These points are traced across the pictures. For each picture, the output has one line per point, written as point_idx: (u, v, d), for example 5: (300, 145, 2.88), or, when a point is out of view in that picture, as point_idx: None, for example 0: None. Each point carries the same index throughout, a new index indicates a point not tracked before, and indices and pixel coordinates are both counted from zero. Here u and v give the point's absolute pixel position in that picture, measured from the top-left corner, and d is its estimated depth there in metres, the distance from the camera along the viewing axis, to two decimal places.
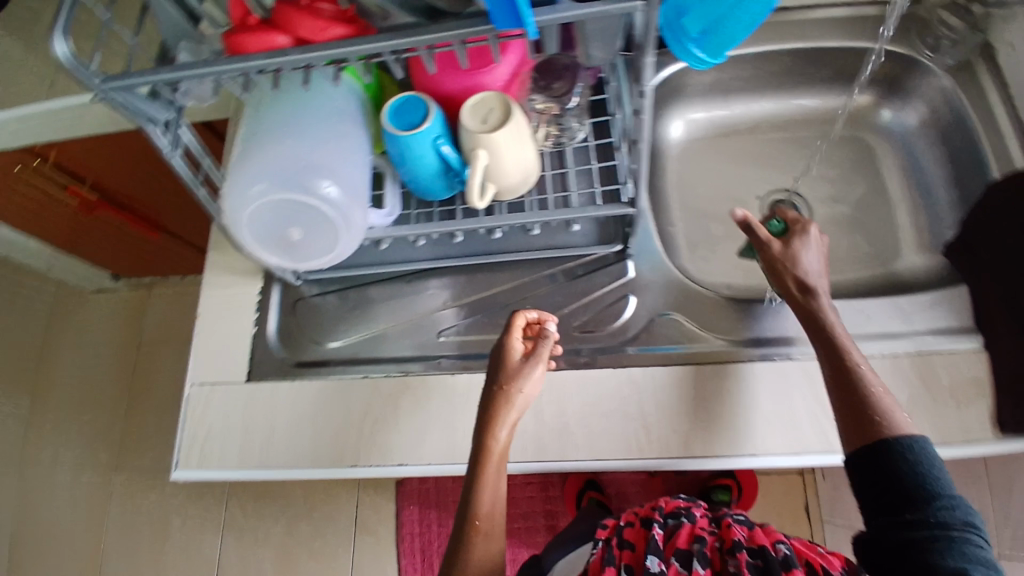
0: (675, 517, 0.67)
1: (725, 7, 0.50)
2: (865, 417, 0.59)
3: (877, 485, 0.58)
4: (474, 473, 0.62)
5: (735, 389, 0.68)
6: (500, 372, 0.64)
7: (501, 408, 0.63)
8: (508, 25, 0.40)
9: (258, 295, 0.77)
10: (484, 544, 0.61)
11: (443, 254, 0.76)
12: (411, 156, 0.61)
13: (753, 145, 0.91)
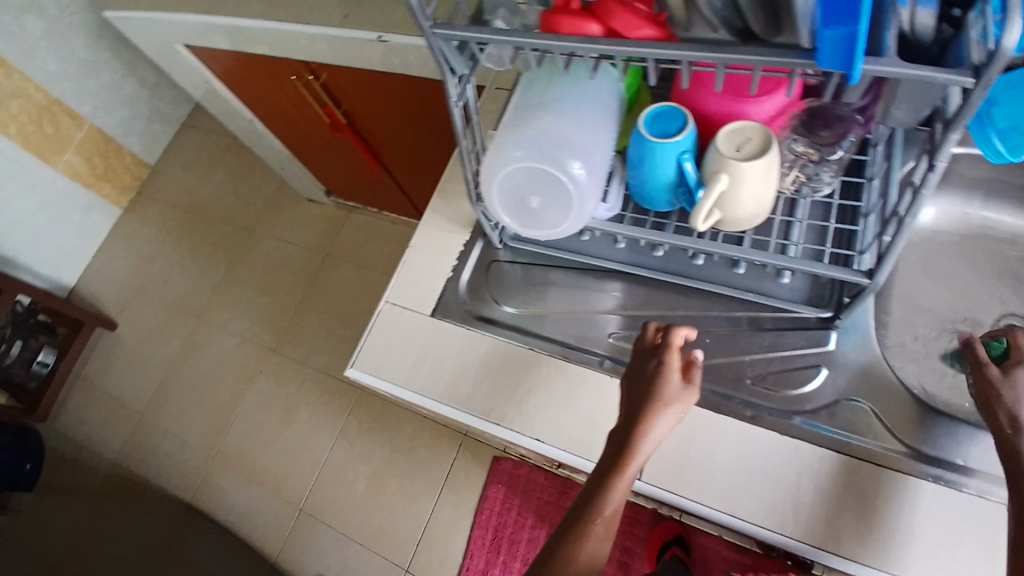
0: None
1: None
2: None
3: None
4: (606, 471, 0.60)
5: (907, 502, 0.62)
6: (652, 383, 0.61)
7: (647, 417, 0.60)
8: (830, 66, 0.40)
9: (462, 244, 0.84)
10: (596, 544, 0.59)
11: (638, 262, 0.78)
12: (651, 162, 0.63)
13: (1011, 260, 0.80)
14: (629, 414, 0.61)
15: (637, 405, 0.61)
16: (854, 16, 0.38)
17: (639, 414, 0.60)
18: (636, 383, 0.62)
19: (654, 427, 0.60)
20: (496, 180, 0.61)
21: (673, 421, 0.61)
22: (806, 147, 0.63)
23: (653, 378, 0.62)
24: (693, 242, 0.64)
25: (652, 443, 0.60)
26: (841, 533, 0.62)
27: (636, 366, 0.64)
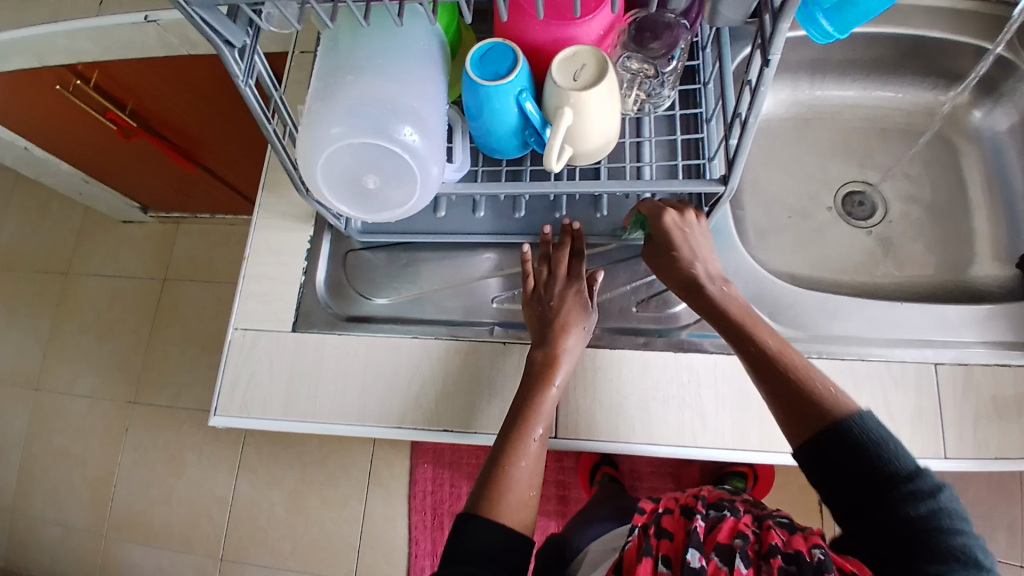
0: (718, 509, 0.61)
1: None
2: (799, 407, 0.55)
3: (840, 474, 0.52)
4: (512, 439, 0.60)
5: None
6: (554, 316, 0.65)
7: (566, 333, 0.64)
8: None
9: (308, 241, 0.74)
10: (528, 467, 0.60)
11: (504, 229, 0.72)
12: (490, 108, 0.59)
13: (834, 132, 0.86)
14: (544, 334, 0.65)
15: (557, 323, 0.65)
16: None
17: (553, 333, 0.64)
18: (539, 328, 0.66)
19: (567, 343, 0.64)
20: (320, 166, 0.52)
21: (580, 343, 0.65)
22: (641, 63, 0.62)
23: (565, 295, 0.66)
24: (552, 186, 0.61)
25: (569, 360, 0.64)
26: (743, 427, 0.65)
27: (535, 321, 0.67)
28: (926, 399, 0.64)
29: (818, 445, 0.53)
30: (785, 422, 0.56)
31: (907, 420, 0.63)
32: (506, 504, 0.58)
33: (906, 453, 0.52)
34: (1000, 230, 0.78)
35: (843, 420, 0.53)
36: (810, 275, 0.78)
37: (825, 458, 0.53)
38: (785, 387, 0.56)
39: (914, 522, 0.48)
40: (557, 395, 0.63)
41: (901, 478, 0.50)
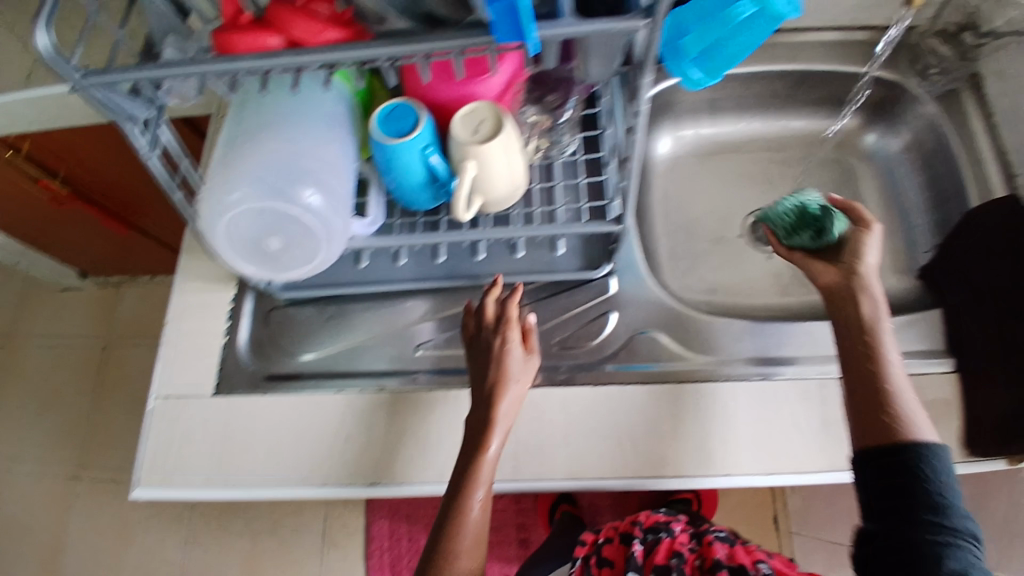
0: (654, 532, 0.73)
1: (727, 30, 0.50)
2: (880, 411, 0.59)
3: (887, 486, 0.57)
4: (456, 506, 0.60)
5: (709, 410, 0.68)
6: (491, 369, 0.64)
7: (499, 395, 0.62)
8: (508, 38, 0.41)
9: (230, 302, 0.74)
10: (475, 528, 0.61)
11: (425, 276, 0.73)
12: (398, 165, 0.61)
13: (739, 163, 0.89)
14: (478, 401, 0.64)
15: (489, 385, 0.63)
16: None
17: (487, 395, 0.63)
18: (476, 381, 0.65)
19: (503, 409, 0.62)
20: (221, 229, 0.52)
21: (515, 403, 0.64)
22: (538, 115, 0.67)
23: (492, 354, 0.64)
24: (464, 235, 0.65)
25: (504, 428, 0.62)
26: (667, 455, 0.66)
27: (474, 374, 0.66)
28: (832, 412, 0.67)
29: (876, 454, 0.58)
30: (852, 425, 0.61)
31: (816, 433, 0.67)
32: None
33: (953, 491, 0.56)
34: (898, 244, 0.83)
35: (917, 444, 0.57)
36: (725, 301, 0.82)
37: (879, 468, 0.58)
38: (872, 396, 0.59)
39: (931, 551, 0.54)
40: (494, 458, 0.61)
41: (940, 511, 0.55)
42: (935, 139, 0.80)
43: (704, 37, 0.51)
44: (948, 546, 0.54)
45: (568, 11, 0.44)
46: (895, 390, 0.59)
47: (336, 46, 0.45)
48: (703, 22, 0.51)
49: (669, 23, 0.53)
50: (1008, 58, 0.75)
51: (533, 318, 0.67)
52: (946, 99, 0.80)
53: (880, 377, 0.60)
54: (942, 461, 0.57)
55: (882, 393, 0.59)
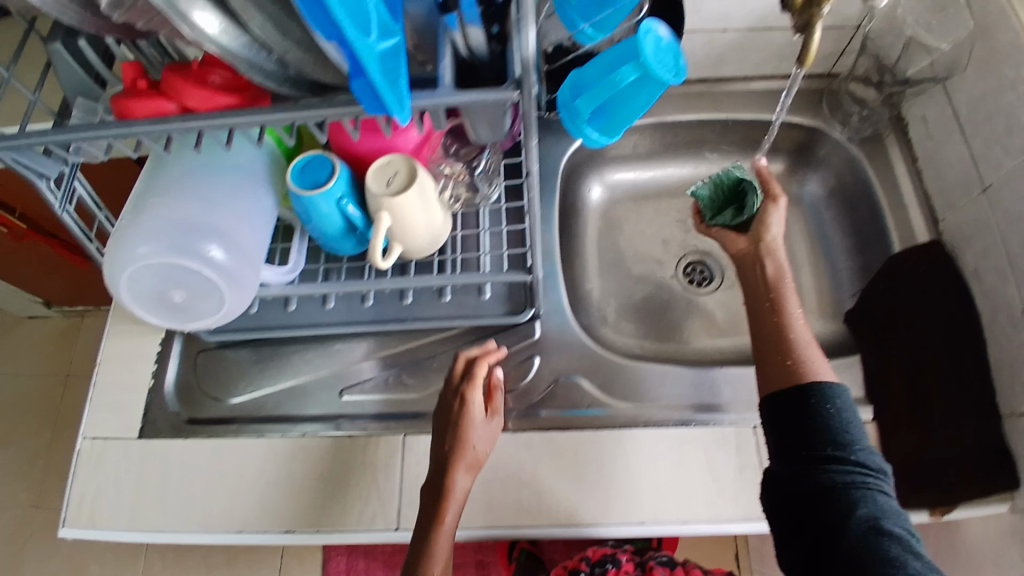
0: (602, 565, 0.79)
1: (615, 90, 0.52)
2: (781, 359, 0.63)
3: (792, 424, 0.59)
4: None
5: (621, 457, 0.68)
6: (449, 433, 0.63)
7: (454, 462, 0.62)
8: (376, 110, 0.42)
9: (159, 344, 0.75)
10: None
11: (353, 319, 0.73)
12: (316, 214, 0.62)
13: (672, 207, 0.91)
14: (436, 469, 0.63)
15: (445, 452, 0.63)
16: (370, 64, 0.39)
17: (443, 463, 0.62)
18: (437, 442, 0.64)
19: (459, 480, 0.62)
20: (124, 280, 0.54)
21: (471, 471, 0.63)
22: (454, 167, 0.69)
23: (453, 421, 0.64)
24: (377, 283, 0.67)
25: (459, 500, 0.62)
26: (583, 502, 0.66)
27: (437, 435, 0.65)
28: (749, 460, 0.68)
29: (784, 397, 0.60)
30: (762, 377, 0.64)
31: (731, 478, 0.67)
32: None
33: (854, 425, 0.58)
34: (824, 286, 0.83)
35: (820, 386, 0.59)
36: (656, 342, 0.83)
37: (784, 408, 0.60)
38: (777, 359, 0.63)
39: (840, 485, 0.55)
40: (452, 528, 0.61)
41: (843, 443, 0.57)
42: (857, 185, 0.82)
43: (595, 99, 0.54)
44: (855, 480, 0.55)
45: (447, 82, 0.47)
46: (799, 351, 0.63)
47: (227, 111, 0.47)
48: (593, 86, 0.54)
49: (564, 86, 0.56)
50: (927, 104, 0.77)
51: (498, 374, 0.67)
52: (869, 142, 0.81)
53: (785, 328, 0.65)
54: (844, 400, 0.59)
55: (788, 358, 0.63)
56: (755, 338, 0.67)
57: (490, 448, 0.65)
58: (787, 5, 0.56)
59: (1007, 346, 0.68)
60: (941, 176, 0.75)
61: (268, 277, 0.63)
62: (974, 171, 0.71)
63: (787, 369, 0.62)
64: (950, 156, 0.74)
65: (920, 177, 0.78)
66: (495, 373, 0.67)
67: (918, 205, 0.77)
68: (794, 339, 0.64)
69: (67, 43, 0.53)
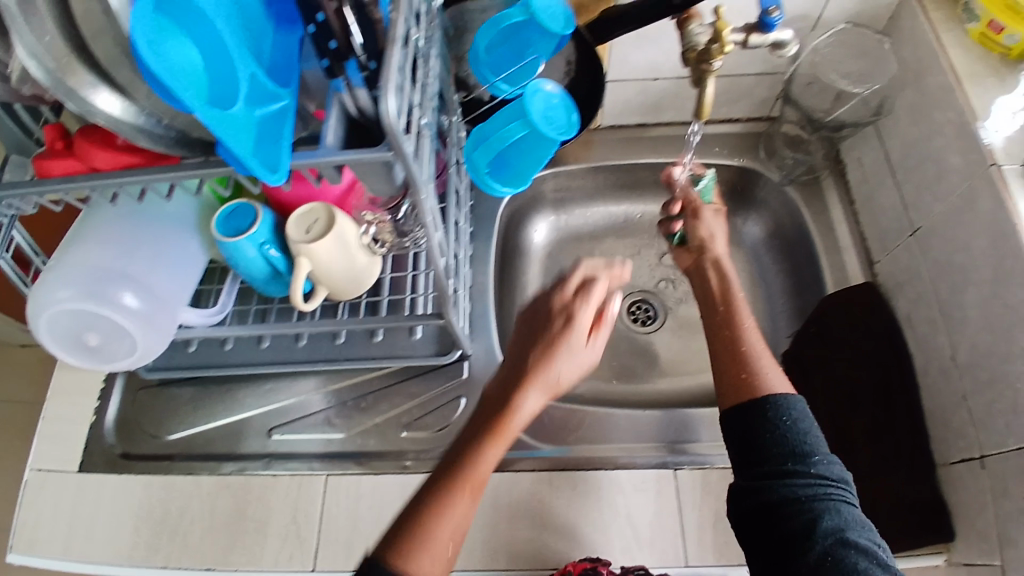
0: None
1: (508, 140, 0.56)
2: (734, 376, 0.61)
3: (752, 437, 0.58)
4: (438, 493, 0.53)
5: (540, 500, 0.68)
6: (540, 345, 0.59)
7: (534, 377, 0.58)
8: (239, 170, 0.46)
9: (102, 381, 0.78)
10: (451, 524, 0.52)
11: (284, 358, 0.75)
12: (239, 259, 0.65)
13: (616, 248, 0.92)
14: (513, 377, 0.59)
15: (527, 366, 0.59)
16: (228, 136, 0.43)
17: (523, 376, 0.58)
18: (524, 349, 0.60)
19: (530, 397, 0.58)
20: (42, 322, 0.58)
21: (545, 396, 0.58)
22: (376, 215, 0.66)
23: (547, 336, 0.60)
24: (294, 326, 0.69)
25: (525, 416, 0.58)
26: (497, 548, 0.66)
27: (524, 347, 0.61)
28: (668, 507, 0.67)
29: (744, 411, 0.59)
30: (721, 390, 0.62)
31: (648, 526, 0.66)
32: (417, 564, 0.50)
33: (814, 436, 0.57)
34: (762, 327, 0.82)
35: (774, 397, 0.59)
36: (594, 383, 0.83)
37: (744, 421, 0.58)
38: (732, 374, 0.62)
39: (801, 498, 0.53)
40: (504, 448, 0.56)
41: (802, 457, 0.56)
42: (794, 227, 0.82)
43: (490, 152, 0.57)
44: (818, 493, 0.54)
45: (330, 142, 0.49)
46: (754, 361, 0.62)
47: (131, 170, 0.51)
48: (486, 142, 0.56)
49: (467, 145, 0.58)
50: (862, 148, 0.76)
51: (617, 301, 0.61)
52: (806, 186, 0.80)
53: (739, 344, 0.63)
54: (800, 410, 0.58)
55: (745, 367, 0.61)
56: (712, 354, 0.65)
57: (574, 379, 0.60)
58: (685, 58, 0.60)
59: (938, 395, 0.66)
60: (874, 220, 0.75)
61: (188, 320, 0.67)
62: (902, 216, 0.71)
63: (746, 379, 0.61)
64: (883, 199, 0.73)
65: (855, 220, 0.77)
66: (612, 300, 0.62)
67: (853, 249, 0.77)
68: (747, 351, 0.63)
69: (5, 106, 0.58)
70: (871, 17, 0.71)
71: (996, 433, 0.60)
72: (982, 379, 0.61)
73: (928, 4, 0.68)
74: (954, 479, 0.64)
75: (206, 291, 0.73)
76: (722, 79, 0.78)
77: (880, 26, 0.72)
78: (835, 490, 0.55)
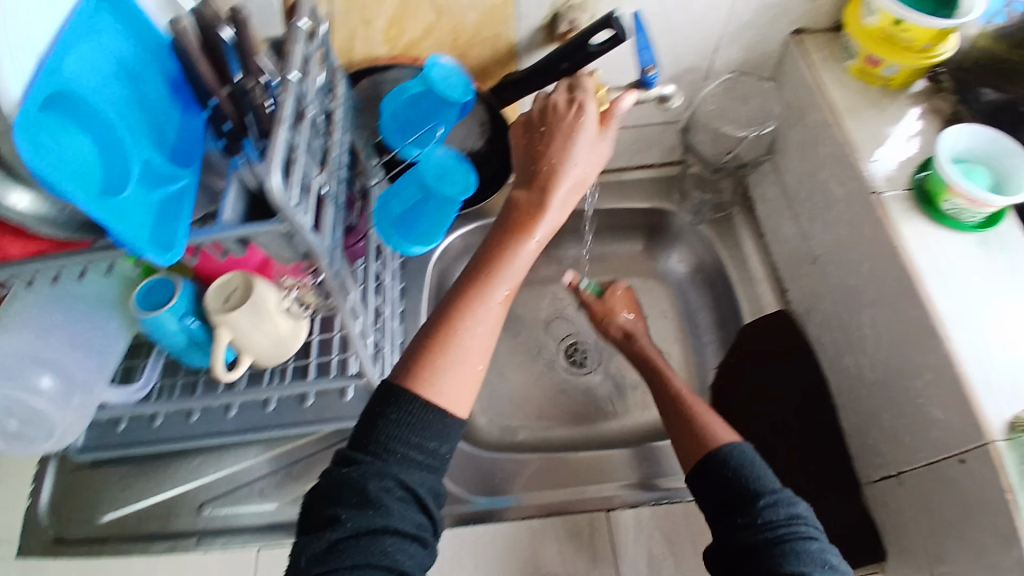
0: None
1: (421, 192, 0.61)
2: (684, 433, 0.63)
3: (708, 494, 0.56)
4: (466, 303, 0.54)
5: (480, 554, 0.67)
6: (554, 146, 0.56)
7: (557, 181, 0.56)
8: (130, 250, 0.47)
9: (35, 465, 0.76)
10: (483, 333, 0.54)
11: (214, 430, 0.74)
12: (159, 334, 0.65)
13: (550, 292, 0.93)
14: (530, 174, 0.57)
15: (544, 162, 0.56)
16: (112, 222, 0.45)
17: (544, 173, 0.56)
18: (539, 148, 0.57)
19: (557, 197, 0.56)
20: None
21: (573, 194, 0.57)
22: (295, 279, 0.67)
23: (560, 128, 0.57)
24: (217, 397, 0.69)
25: (552, 219, 0.56)
26: None
27: (535, 136, 0.58)
28: (603, 550, 0.67)
29: (698, 469, 0.58)
30: (678, 451, 0.63)
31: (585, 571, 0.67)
32: (446, 376, 0.52)
33: (766, 478, 0.55)
34: (691, 361, 0.84)
35: (718, 449, 0.58)
36: (536, 428, 0.84)
37: (699, 479, 0.57)
38: (678, 434, 0.64)
39: (761, 545, 0.51)
40: (534, 252, 0.56)
41: (756, 501, 0.53)
42: (712, 262, 0.85)
43: (407, 199, 0.61)
44: (779, 538, 0.51)
45: (229, 217, 0.51)
46: (697, 420, 0.64)
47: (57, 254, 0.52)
48: (400, 188, 0.61)
49: (379, 215, 0.60)
50: (765, 184, 0.81)
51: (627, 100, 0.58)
52: (718, 224, 0.85)
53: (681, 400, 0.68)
54: (744, 456, 0.57)
55: (693, 428, 0.63)
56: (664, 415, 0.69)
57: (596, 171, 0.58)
58: None
59: (855, 416, 0.68)
60: (781, 252, 0.79)
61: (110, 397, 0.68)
62: (804, 246, 0.74)
63: (694, 435, 0.62)
64: (787, 231, 0.77)
65: (766, 252, 0.82)
66: (623, 101, 0.59)
67: (766, 280, 0.80)
68: (695, 415, 0.65)
69: None
70: (757, 63, 0.76)
71: (907, 450, 0.61)
72: (889, 398, 0.63)
73: (807, 47, 0.71)
74: (876, 499, 0.65)
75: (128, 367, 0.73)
76: (630, 129, 0.82)
77: (767, 72, 0.77)
78: (799, 530, 0.52)
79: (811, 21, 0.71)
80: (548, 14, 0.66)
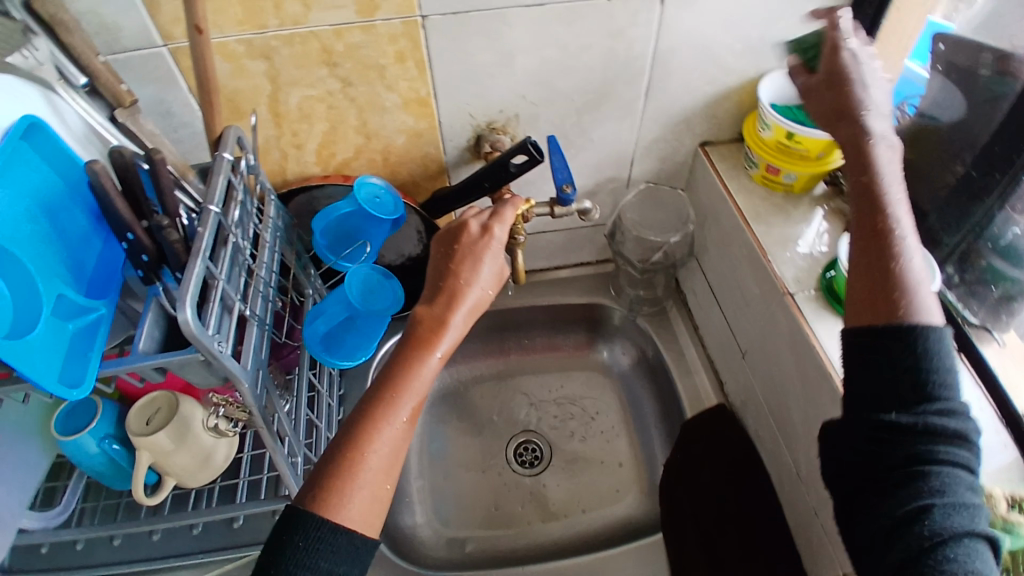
0: None
1: (344, 309, 0.62)
2: (885, 283, 0.47)
3: (873, 364, 0.46)
4: (371, 422, 0.49)
5: None
6: (455, 262, 0.57)
7: (461, 294, 0.55)
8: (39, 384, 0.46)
9: None
10: (388, 455, 0.48)
11: (137, 555, 0.70)
12: (76, 458, 0.62)
13: (499, 391, 0.92)
14: (436, 289, 0.56)
15: (451, 278, 0.56)
16: (20, 362, 0.44)
17: (449, 287, 0.56)
18: (440, 267, 0.58)
19: (459, 311, 0.55)
20: None
21: (473, 315, 0.56)
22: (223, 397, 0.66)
23: (470, 248, 0.58)
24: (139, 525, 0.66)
25: (458, 330, 0.54)
26: None
27: (440, 255, 0.59)
28: None
29: (867, 337, 0.47)
30: (854, 283, 0.49)
31: None
32: (351, 501, 0.46)
33: (950, 375, 0.44)
34: (638, 451, 0.85)
35: (915, 325, 0.45)
36: (487, 536, 0.79)
37: (865, 343, 0.47)
38: (874, 278, 0.48)
39: (898, 458, 0.43)
40: (438, 368, 0.53)
41: (919, 407, 0.44)
42: (653, 354, 0.87)
43: (332, 321, 0.62)
44: (925, 459, 0.43)
45: (142, 347, 0.51)
46: (902, 277, 0.47)
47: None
48: (324, 312, 0.62)
49: (310, 338, 0.61)
50: (694, 280, 0.85)
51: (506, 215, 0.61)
52: (655, 317, 0.88)
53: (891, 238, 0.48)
54: (941, 343, 0.45)
55: (895, 285, 0.47)
56: (856, 224, 0.50)
57: (496, 286, 0.58)
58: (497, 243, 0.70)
59: (797, 512, 0.67)
60: (715, 344, 0.82)
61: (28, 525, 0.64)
62: (731, 339, 0.77)
63: (889, 299, 0.46)
64: (717, 325, 0.80)
65: (702, 344, 0.84)
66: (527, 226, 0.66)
67: (703, 371, 0.82)
68: (900, 273, 0.47)
69: None
70: (673, 172, 0.81)
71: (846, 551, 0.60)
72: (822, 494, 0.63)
73: (713, 158, 0.76)
74: None
75: (46, 492, 0.70)
76: (565, 233, 0.88)
77: (681, 182, 0.83)
78: (951, 461, 0.43)
79: (715, 135, 0.77)
80: (472, 136, 0.71)
